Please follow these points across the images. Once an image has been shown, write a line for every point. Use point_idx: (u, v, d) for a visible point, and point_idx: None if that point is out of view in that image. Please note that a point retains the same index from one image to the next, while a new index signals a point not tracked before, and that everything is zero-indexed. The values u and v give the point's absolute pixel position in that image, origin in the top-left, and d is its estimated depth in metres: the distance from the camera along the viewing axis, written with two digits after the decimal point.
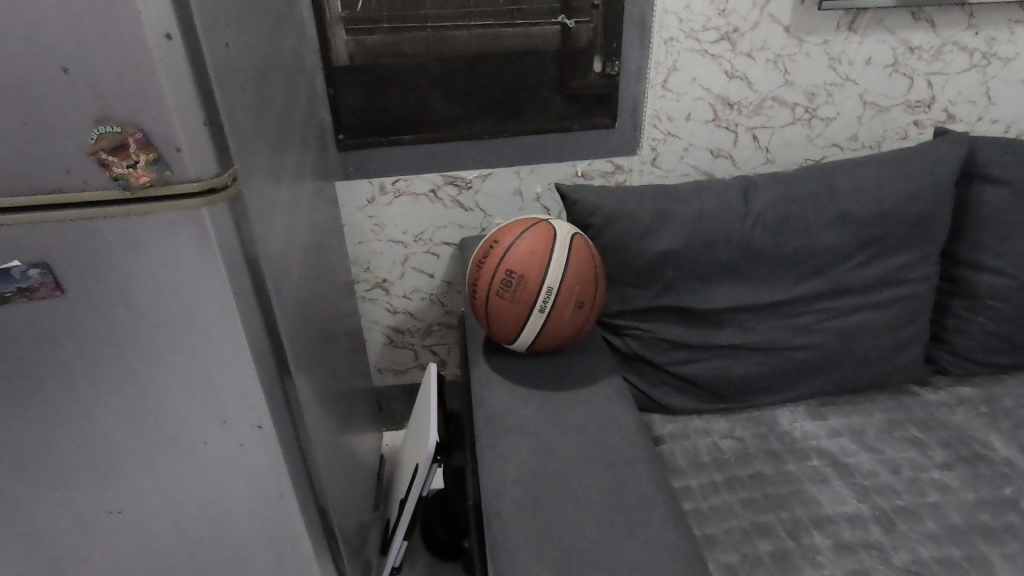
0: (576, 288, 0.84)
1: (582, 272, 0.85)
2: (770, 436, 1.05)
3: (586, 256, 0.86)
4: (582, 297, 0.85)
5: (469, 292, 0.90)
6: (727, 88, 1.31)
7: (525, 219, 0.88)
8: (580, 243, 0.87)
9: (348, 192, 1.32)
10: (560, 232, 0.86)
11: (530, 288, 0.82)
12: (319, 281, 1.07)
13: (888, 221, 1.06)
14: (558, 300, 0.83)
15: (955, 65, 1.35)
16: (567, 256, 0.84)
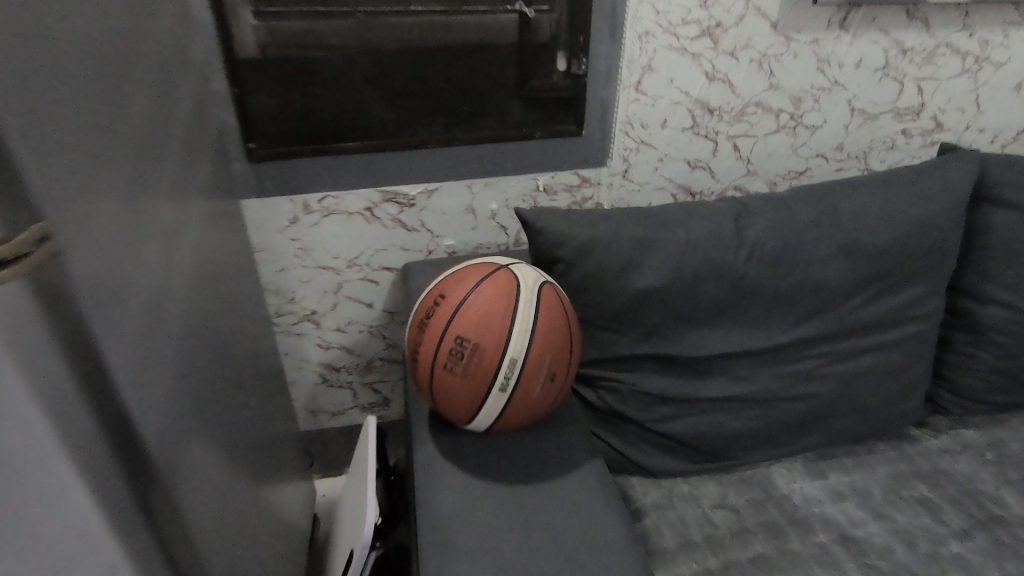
0: (546, 358, 0.66)
1: (554, 337, 0.67)
2: (767, 504, 0.91)
3: (558, 314, 0.68)
4: (553, 369, 0.67)
5: (410, 359, 0.70)
6: (707, 92, 1.15)
7: (482, 264, 0.70)
8: (552, 298, 0.68)
9: (264, 211, 1.09)
10: (526, 281, 0.68)
11: (488, 360, 0.64)
12: (220, 333, 0.85)
13: (897, 251, 0.92)
14: (522, 375, 0.65)
15: (947, 70, 1.24)
16: (534, 316, 0.66)
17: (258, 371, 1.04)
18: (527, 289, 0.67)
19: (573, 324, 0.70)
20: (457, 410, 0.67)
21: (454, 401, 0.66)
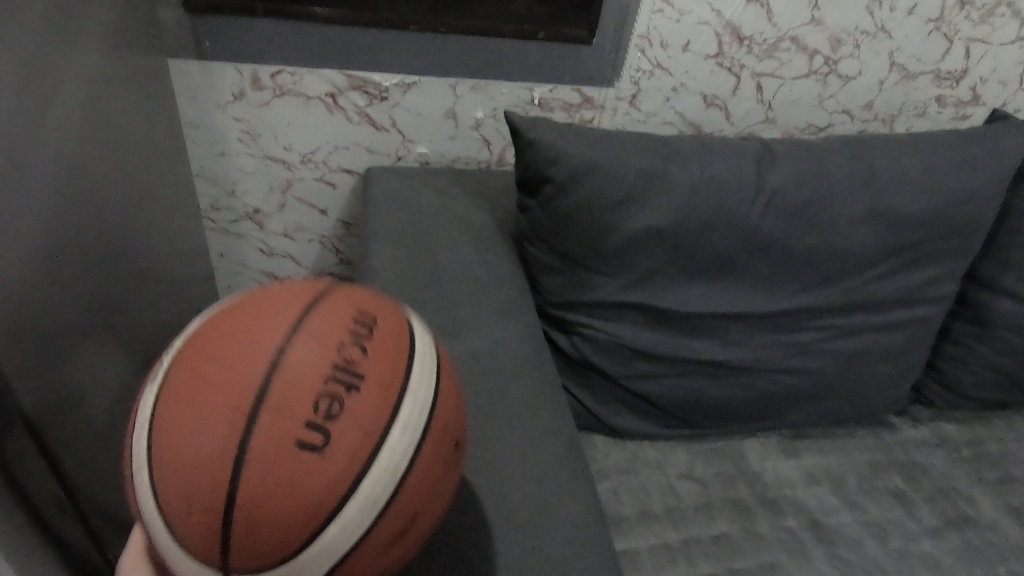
0: (286, 493, 0.39)
1: (283, 451, 0.39)
2: (737, 480, 0.83)
3: (273, 411, 0.40)
4: (309, 506, 0.40)
5: None
6: (741, 15, 0.99)
7: (179, 348, 0.45)
8: (259, 379, 0.41)
9: (201, 78, 0.90)
10: (218, 373, 0.41)
11: (220, 533, 0.40)
12: (95, 211, 0.69)
13: (931, 224, 0.82)
14: (272, 529, 0.40)
15: (1000, 34, 1.11)
16: (252, 398, 0.40)
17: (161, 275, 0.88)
18: (219, 389, 0.41)
19: (318, 411, 0.40)
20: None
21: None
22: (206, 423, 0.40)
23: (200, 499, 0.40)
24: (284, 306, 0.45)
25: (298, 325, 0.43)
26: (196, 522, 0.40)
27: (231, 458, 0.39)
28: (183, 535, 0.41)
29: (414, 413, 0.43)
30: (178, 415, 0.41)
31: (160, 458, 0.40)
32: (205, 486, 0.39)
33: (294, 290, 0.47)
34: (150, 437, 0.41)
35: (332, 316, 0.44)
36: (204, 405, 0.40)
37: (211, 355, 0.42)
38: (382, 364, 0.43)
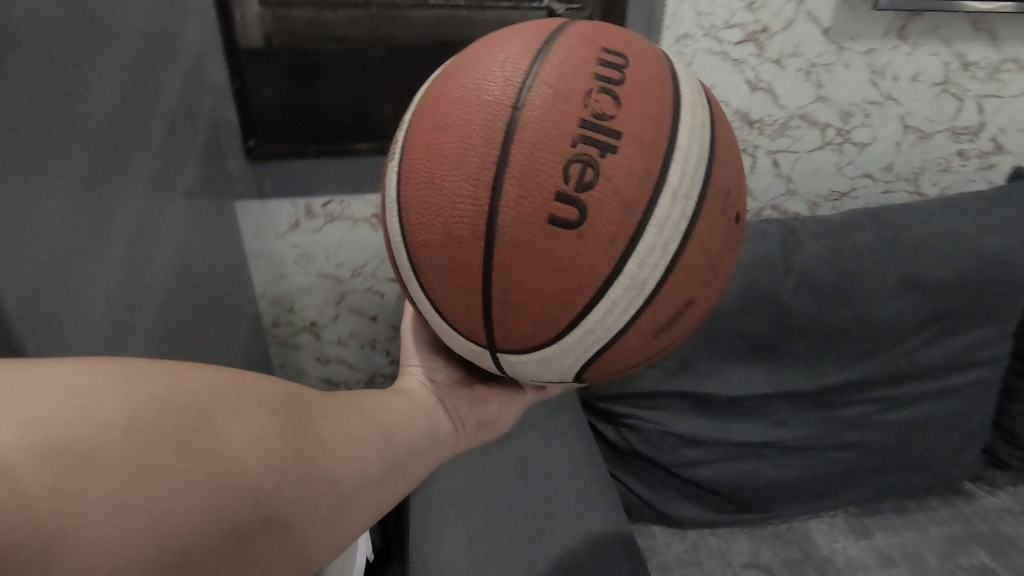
0: (551, 274, 0.41)
1: (535, 242, 0.40)
2: (806, 566, 0.80)
3: (525, 180, 0.40)
4: (569, 292, 0.42)
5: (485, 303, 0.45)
6: (748, 102, 1.06)
7: (412, 119, 0.46)
8: (509, 142, 0.41)
9: (262, 214, 1.01)
10: (459, 146, 0.42)
11: (485, 306, 0.44)
12: None
13: (962, 288, 0.82)
14: (531, 308, 0.43)
15: (1012, 87, 1.13)
16: (498, 172, 0.41)
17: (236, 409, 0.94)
18: (460, 176, 0.42)
19: (567, 179, 0.40)
20: (520, 374, 0.49)
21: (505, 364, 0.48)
22: (459, 205, 0.42)
23: (465, 283, 0.44)
24: (518, 56, 0.44)
25: (532, 73, 0.42)
26: (462, 305, 0.45)
27: (490, 246, 0.42)
28: (452, 310, 0.46)
29: (684, 178, 0.43)
30: (423, 194, 0.43)
31: (416, 237, 0.44)
32: (467, 278, 0.43)
33: (518, 33, 0.46)
34: (404, 220, 0.45)
35: (569, 56, 0.43)
36: (444, 200, 0.42)
37: (441, 123, 0.43)
38: (633, 106, 0.42)
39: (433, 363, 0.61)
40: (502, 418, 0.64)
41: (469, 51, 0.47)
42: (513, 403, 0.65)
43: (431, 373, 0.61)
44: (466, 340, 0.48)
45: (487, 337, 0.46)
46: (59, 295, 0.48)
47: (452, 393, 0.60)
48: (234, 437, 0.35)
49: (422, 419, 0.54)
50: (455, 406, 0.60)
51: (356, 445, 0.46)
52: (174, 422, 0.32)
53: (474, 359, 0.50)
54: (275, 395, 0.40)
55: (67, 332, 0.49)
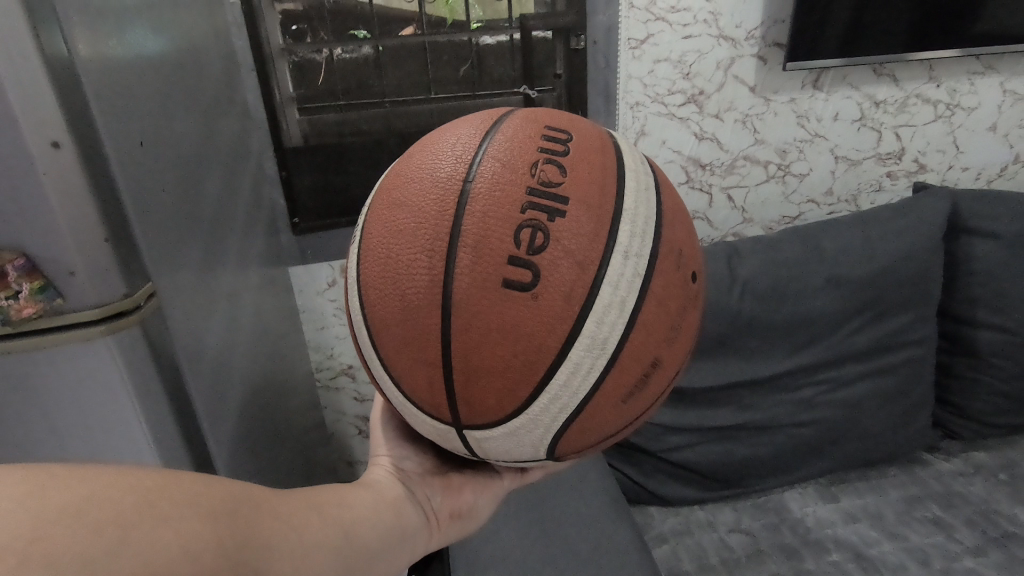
0: (509, 335, 0.47)
1: (491, 304, 0.47)
2: (782, 527, 0.95)
3: (476, 247, 0.48)
4: (526, 354, 0.48)
5: (448, 375, 0.50)
6: (698, 150, 1.25)
7: (371, 210, 0.55)
8: (460, 214, 0.49)
9: (306, 276, 1.22)
10: (415, 221, 0.50)
11: (448, 375, 0.50)
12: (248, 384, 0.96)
13: (880, 281, 1.00)
14: (492, 372, 0.49)
15: (920, 117, 1.30)
16: (452, 246, 0.48)
17: (299, 435, 1.14)
18: (418, 253, 0.49)
19: (516, 244, 0.47)
20: (491, 447, 0.54)
21: (474, 438, 0.53)
22: (416, 276, 0.49)
23: (428, 353, 0.50)
24: (467, 144, 0.53)
25: (478, 157, 0.51)
26: (425, 376, 0.51)
27: (449, 313, 0.48)
28: (418, 383, 0.52)
29: (634, 239, 0.51)
30: (386, 272, 0.50)
31: (381, 314, 0.51)
32: (429, 345, 0.50)
33: (461, 124, 0.56)
34: (369, 299, 0.52)
35: (511, 139, 0.52)
36: (405, 275, 0.49)
37: (398, 205, 0.51)
38: (570, 176, 0.50)
39: (402, 452, 0.65)
40: (478, 507, 0.66)
41: (420, 145, 0.56)
42: (490, 492, 0.67)
43: (400, 462, 0.64)
44: (431, 414, 0.53)
45: (453, 408, 0.52)
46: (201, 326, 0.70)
47: (425, 482, 0.63)
48: (163, 548, 0.31)
49: (387, 513, 0.55)
50: (428, 497, 0.62)
51: (310, 549, 0.43)
52: (87, 538, 0.29)
53: (449, 442, 0.56)
54: (216, 496, 0.37)
55: (207, 355, 0.70)
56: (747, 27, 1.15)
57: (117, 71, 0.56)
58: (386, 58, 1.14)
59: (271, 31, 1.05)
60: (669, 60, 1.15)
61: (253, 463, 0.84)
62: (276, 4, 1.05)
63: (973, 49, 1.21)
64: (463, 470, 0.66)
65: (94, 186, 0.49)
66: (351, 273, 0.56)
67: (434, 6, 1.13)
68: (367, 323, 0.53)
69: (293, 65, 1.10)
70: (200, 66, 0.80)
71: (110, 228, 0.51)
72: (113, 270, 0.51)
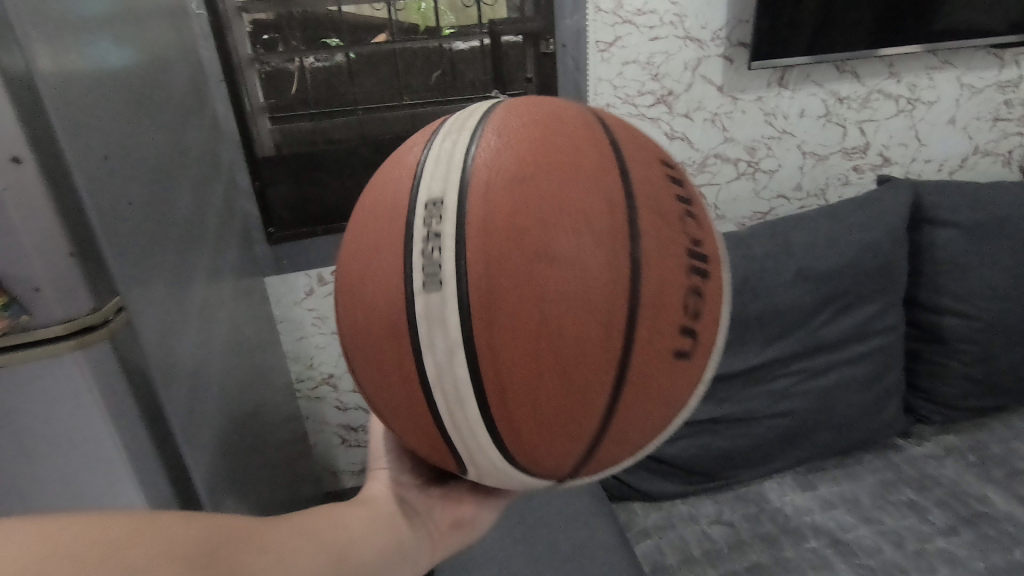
0: (657, 403, 0.45)
1: (656, 372, 0.44)
2: (762, 517, 0.97)
3: (603, 302, 0.41)
4: (630, 415, 0.44)
5: (540, 438, 0.43)
6: (669, 149, 1.27)
7: (473, 212, 0.42)
8: (586, 259, 0.41)
9: (283, 286, 1.21)
10: (523, 262, 0.40)
11: (536, 436, 0.43)
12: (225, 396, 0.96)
13: (847, 272, 1.03)
14: (627, 437, 0.45)
15: (883, 112, 1.33)
16: (576, 296, 0.40)
17: (280, 445, 1.13)
18: (587, 301, 0.40)
19: (686, 309, 0.44)
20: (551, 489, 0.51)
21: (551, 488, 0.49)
22: (526, 331, 0.40)
23: (564, 411, 0.42)
24: (603, 160, 0.45)
25: (633, 188, 0.45)
26: (540, 431, 0.43)
27: (609, 373, 0.42)
28: (522, 437, 0.43)
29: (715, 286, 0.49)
30: (529, 311, 0.40)
31: (506, 358, 0.41)
32: (567, 403, 0.42)
33: (573, 126, 0.47)
34: (485, 336, 0.41)
35: (648, 170, 0.47)
36: (564, 324, 0.40)
37: (550, 226, 0.40)
38: (705, 230, 0.48)
39: (399, 465, 0.62)
40: (482, 515, 0.61)
41: (527, 137, 0.45)
42: (494, 500, 0.61)
43: (395, 475, 0.60)
44: (517, 466, 0.46)
45: (556, 465, 0.46)
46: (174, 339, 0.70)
47: (423, 495, 0.59)
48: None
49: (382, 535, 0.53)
50: (425, 509, 0.58)
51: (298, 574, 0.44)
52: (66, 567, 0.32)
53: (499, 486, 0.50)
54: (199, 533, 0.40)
55: (181, 367, 0.69)
56: (712, 28, 1.17)
57: (80, 86, 0.56)
58: (356, 66, 1.13)
59: (240, 41, 1.05)
60: (638, 62, 1.16)
61: (232, 476, 0.83)
62: (244, 14, 1.05)
63: (931, 44, 1.24)
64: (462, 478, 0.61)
65: (58, 201, 0.49)
66: (428, 283, 0.42)
67: (405, 13, 1.13)
68: (470, 361, 0.42)
69: (263, 74, 1.10)
70: (166, 79, 0.80)
71: (75, 242, 0.50)
72: (81, 285, 0.51)
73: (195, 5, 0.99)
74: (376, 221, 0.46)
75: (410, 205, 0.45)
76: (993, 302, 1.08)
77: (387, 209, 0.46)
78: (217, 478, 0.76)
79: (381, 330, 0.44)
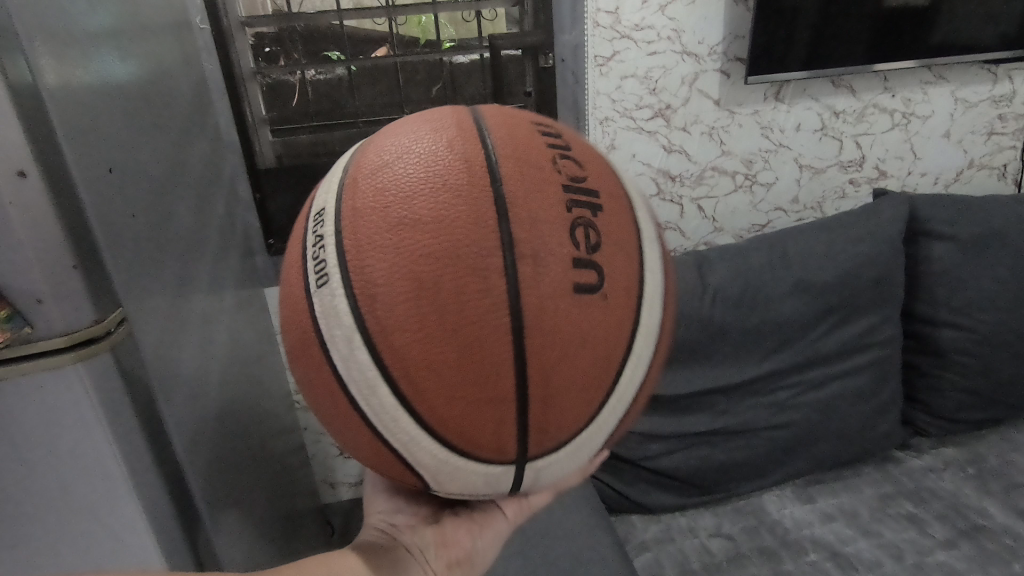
0: (575, 347, 0.43)
1: (561, 314, 0.42)
2: (761, 530, 0.97)
3: (472, 253, 0.41)
4: (540, 375, 0.43)
5: (450, 417, 0.43)
6: (667, 162, 1.27)
7: (348, 205, 0.45)
8: (442, 214, 0.41)
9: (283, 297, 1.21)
10: (384, 236, 0.42)
11: (447, 414, 0.43)
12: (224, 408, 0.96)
13: (845, 285, 1.03)
14: (555, 386, 0.43)
15: (878, 126, 1.34)
16: (440, 251, 0.40)
17: (278, 456, 1.12)
18: (454, 253, 0.40)
19: (575, 244, 0.43)
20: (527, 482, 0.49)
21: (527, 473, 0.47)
22: (400, 299, 0.41)
23: (473, 373, 0.42)
24: (462, 133, 0.46)
25: (492, 147, 0.46)
26: (458, 401, 0.42)
27: (505, 322, 0.41)
28: (447, 415, 0.43)
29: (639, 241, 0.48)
30: (403, 277, 0.41)
31: (397, 331, 0.41)
32: (470, 362, 0.41)
33: (439, 115, 0.49)
34: (375, 314, 0.42)
35: (513, 132, 0.48)
36: (439, 280, 0.40)
37: (404, 198, 0.42)
38: (594, 175, 0.47)
39: (395, 507, 0.61)
40: (480, 552, 0.58)
41: (392, 138, 0.48)
42: (491, 533, 0.58)
43: (392, 518, 0.59)
44: (458, 451, 0.45)
45: (496, 434, 0.44)
46: (177, 350, 0.70)
47: (417, 533, 0.58)
48: None
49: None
50: (422, 549, 0.56)
51: None
52: None
53: (466, 488, 0.48)
54: None
55: (182, 380, 0.69)
56: (709, 43, 1.19)
57: (84, 99, 0.56)
58: (358, 79, 1.15)
59: (242, 54, 1.07)
60: (636, 76, 1.18)
61: (230, 487, 0.83)
62: (247, 28, 1.06)
63: (924, 60, 1.26)
64: (457, 512, 0.59)
65: (64, 214, 0.50)
66: (319, 280, 0.44)
67: (406, 27, 1.15)
68: (365, 346, 0.43)
69: (265, 87, 1.11)
70: (170, 92, 0.81)
71: (80, 254, 0.51)
72: (82, 296, 0.51)
73: (199, 19, 0.99)
74: (293, 250, 0.49)
75: (304, 228, 0.48)
76: (989, 315, 1.09)
77: (295, 240, 0.49)
78: (216, 490, 0.76)
79: (298, 344, 0.47)
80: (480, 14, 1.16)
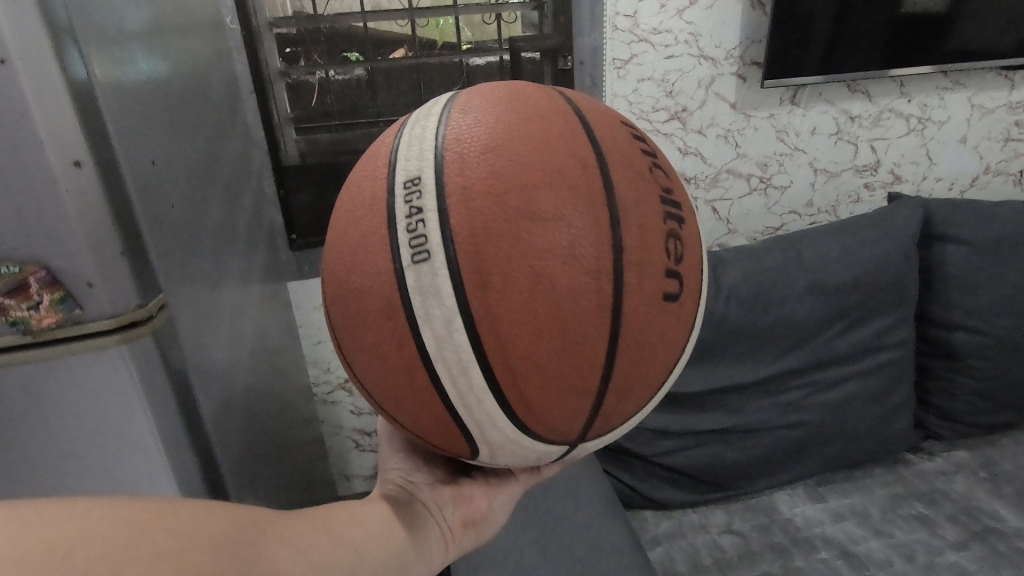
0: (657, 347, 0.48)
1: (651, 318, 0.47)
2: (772, 527, 0.98)
3: (591, 251, 0.44)
4: (626, 367, 0.47)
5: (536, 402, 0.46)
6: (682, 164, 1.29)
7: (452, 183, 0.45)
8: (565, 211, 0.43)
9: (304, 292, 1.23)
10: (507, 222, 0.43)
11: (535, 400, 0.46)
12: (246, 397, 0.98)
13: (859, 287, 1.04)
14: (630, 384, 0.48)
15: (894, 130, 1.35)
16: (565, 245, 0.43)
17: (298, 447, 1.15)
18: (572, 252, 0.43)
19: (668, 254, 0.48)
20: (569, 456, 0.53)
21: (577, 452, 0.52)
22: (517, 288, 0.43)
23: (568, 362, 0.44)
24: (567, 126, 0.48)
25: (599, 147, 0.48)
26: (545, 390, 0.45)
27: (606, 323, 0.45)
28: (531, 401, 0.46)
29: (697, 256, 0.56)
30: (520, 266, 0.42)
31: (504, 317, 0.43)
32: (567, 354, 0.44)
33: (535, 98, 0.50)
34: (481, 298, 0.43)
35: (614, 132, 0.51)
36: (555, 275, 0.43)
37: (522, 184, 0.43)
38: (673, 182, 0.52)
39: (412, 464, 0.62)
40: (493, 514, 0.62)
41: (495, 113, 0.48)
42: (505, 495, 0.63)
43: (410, 475, 0.60)
44: (529, 433, 0.48)
45: (566, 424, 0.48)
46: (210, 338, 0.72)
47: (435, 492, 0.59)
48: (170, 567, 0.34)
49: (402, 532, 0.53)
50: (440, 507, 0.59)
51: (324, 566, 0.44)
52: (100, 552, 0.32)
53: (514, 461, 0.51)
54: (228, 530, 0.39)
55: (213, 366, 0.72)
56: (726, 47, 1.20)
57: (129, 95, 0.59)
58: (376, 79, 1.16)
59: (269, 54, 1.10)
60: (653, 79, 1.19)
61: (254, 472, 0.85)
62: (272, 28, 1.09)
63: (941, 66, 1.26)
64: (474, 477, 0.62)
65: (112, 203, 0.52)
66: (416, 255, 0.44)
67: (425, 29, 1.19)
68: (466, 329, 0.44)
69: (289, 86, 1.14)
70: (203, 90, 0.83)
71: (125, 242, 0.54)
72: (127, 281, 0.54)
73: (230, 19, 1.03)
74: (361, 206, 0.48)
75: (388, 188, 0.47)
76: (1003, 320, 1.09)
77: (365, 199, 0.48)
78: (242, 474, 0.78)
79: (374, 316, 0.46)
80: (500, 17, 1.18)
